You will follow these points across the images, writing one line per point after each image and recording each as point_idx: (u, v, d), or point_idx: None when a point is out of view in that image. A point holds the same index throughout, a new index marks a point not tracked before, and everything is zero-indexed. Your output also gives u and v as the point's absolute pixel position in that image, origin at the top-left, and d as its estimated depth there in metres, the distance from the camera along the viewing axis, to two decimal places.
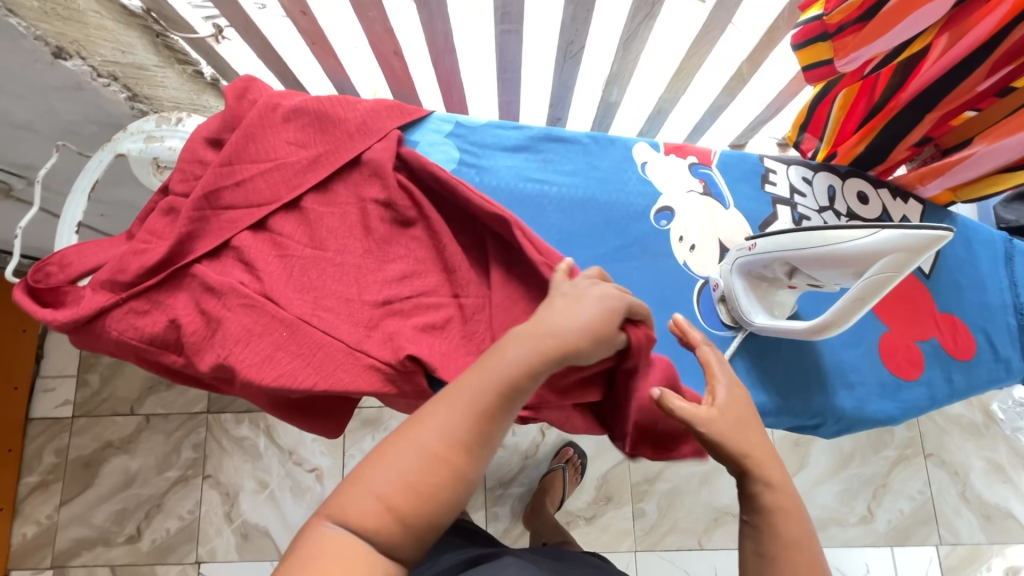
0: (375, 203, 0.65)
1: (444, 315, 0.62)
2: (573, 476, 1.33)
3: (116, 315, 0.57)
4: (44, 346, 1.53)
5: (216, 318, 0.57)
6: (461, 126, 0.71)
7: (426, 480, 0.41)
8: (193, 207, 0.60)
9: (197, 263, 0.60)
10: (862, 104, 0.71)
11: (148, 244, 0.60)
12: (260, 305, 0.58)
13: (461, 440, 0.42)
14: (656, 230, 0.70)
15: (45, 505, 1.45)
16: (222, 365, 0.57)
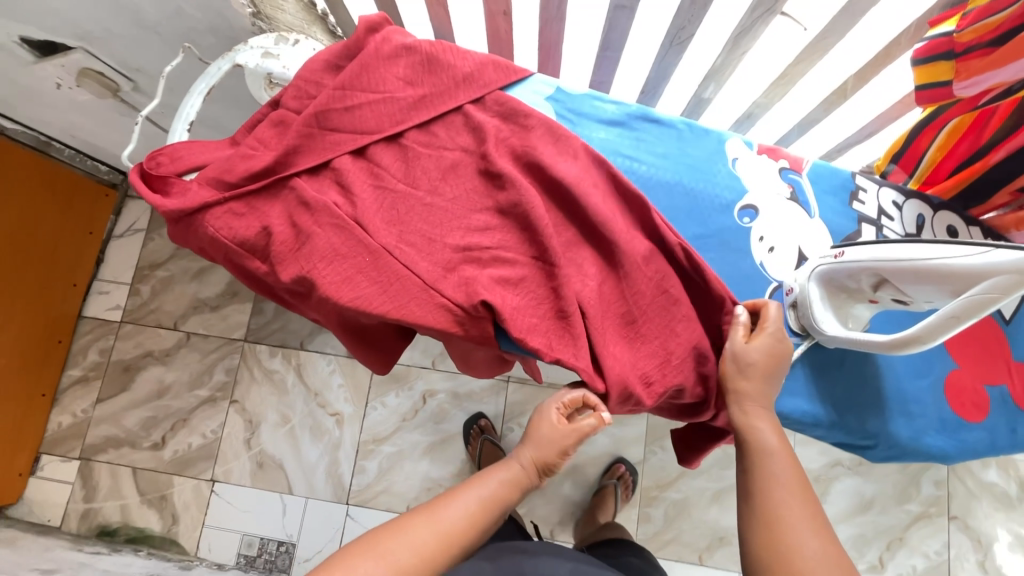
0: (469, 151, 0.66)
1: (519, 272, 0.62)
2: (623, 492, 1.35)
3: (216, 213, 0.61)
4: (105, 250, 1.61)
5: (307, 232, 0.60)
6: (562, 93, 0.71)
7: (425, 558, 0.59)
8: (304, 122, 0.63)
9: (296, 178, 0.63)
10: (966, 142, 0.70)
11: (255, 151, 0.64)
12: (346, 228, 0.60)
13: (450, 535, 0.61)
14: (737, 226, 0.69)
15: (83, 399, 1.53)
16: (303, 278, 0.60)
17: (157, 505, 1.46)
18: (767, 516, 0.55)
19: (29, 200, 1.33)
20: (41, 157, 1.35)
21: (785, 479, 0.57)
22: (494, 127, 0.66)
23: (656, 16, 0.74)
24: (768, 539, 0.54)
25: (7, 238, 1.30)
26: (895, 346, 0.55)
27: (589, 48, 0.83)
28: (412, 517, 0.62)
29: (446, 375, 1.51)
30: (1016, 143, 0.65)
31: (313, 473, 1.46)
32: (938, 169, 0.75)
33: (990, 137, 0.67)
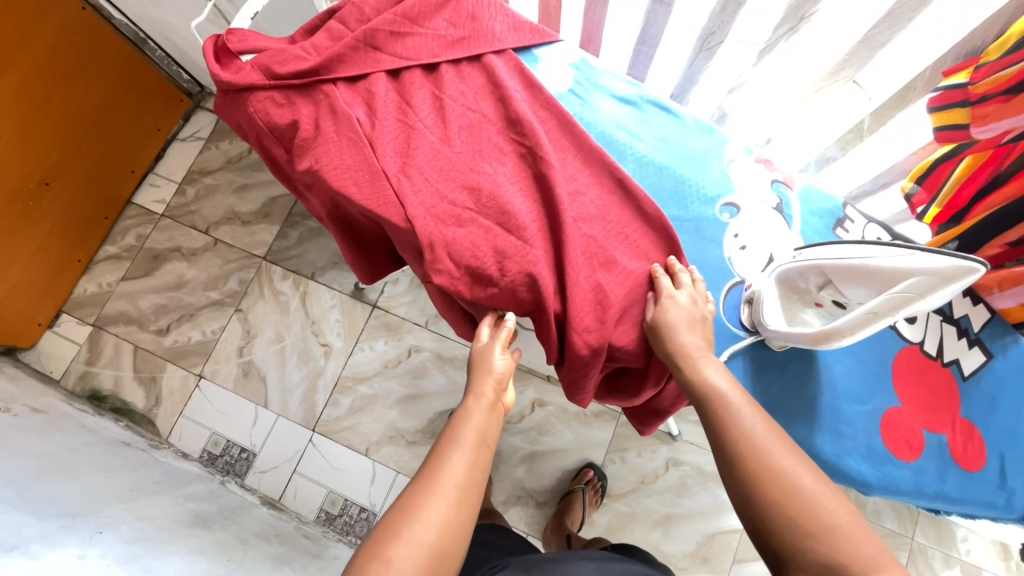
0: (489, 95, 0.71)
1: (499, 221, 0.66)
2: (591, 499, 1.35)
3: (259, 96, 0.68)
4: (167, 149, 1.75)
5: (324, 135, 0.67)
6: (584, 64, 0.77)
7: (453, 522, 0.54)
8: (354, 38, 0.69)
9: (333, 84, 0.68)
10: (986, 172, 0.68)
11: (307, 54, 0.69)
12: (362, 142, 0.66)
13: (463, 489, 0.57)
14: (715, 219, 0.72)
15: (111, 274, 1.66)
16: (311, 173, 0.67)
17: (145, 385, 1.57)
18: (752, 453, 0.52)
19: (114, 85, 1.49)
20: (134, 50, 1.51)
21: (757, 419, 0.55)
22: (524, 82, 0.73)
23: (690, 19, 0.79)
24: (765, 486, 0.50)
25: (87, 111, 1.45)
26: (822, 337, 0.59)
27: (626, 40, 0.89)
28: (419, 485, 0.56)
29: (436, 336, 1.56)
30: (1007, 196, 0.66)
31: (290, 394, 1.54)
32: (958, 197, 0.73)
33: (1007, 167, 0.65)
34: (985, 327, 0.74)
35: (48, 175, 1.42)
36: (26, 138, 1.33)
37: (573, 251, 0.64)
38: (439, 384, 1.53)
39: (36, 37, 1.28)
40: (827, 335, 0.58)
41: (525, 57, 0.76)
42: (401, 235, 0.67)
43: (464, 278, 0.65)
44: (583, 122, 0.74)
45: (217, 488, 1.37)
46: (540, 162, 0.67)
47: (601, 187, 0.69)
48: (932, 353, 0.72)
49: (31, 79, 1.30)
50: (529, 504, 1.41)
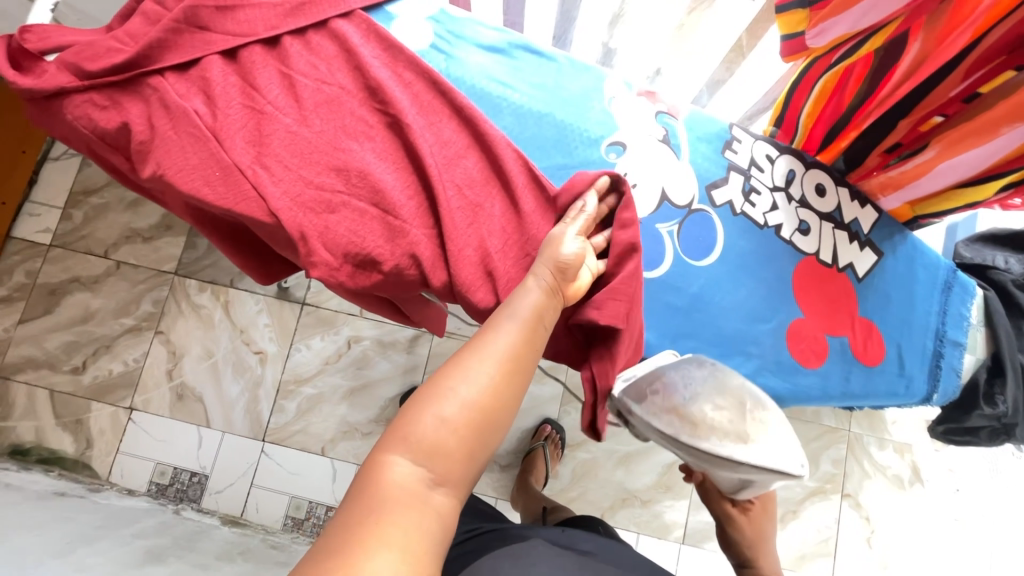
0: (345, 63, 0.65)
1: (372, 202, 0.62)
2: (553, 453, 1.37)
3: (75, 101, 0.59)
4: (39, 172, 1.58)
5: (161, 135, 0.60)
6: (444, 15, 0.71)
7: (482, 402, 0.46)
8: (172, 18, 0.61)
9: (160, 75, 0.60)
10: (832, 107, 0.71)
11: (123, 45, 0.60)
12: (203, 137, 0.60)
13: (489, 386, 0.47)
14: (603, 160, 0.70)
15: (5, 319, 1.52)
16: (157, 178, 0.60)
17: (72, 428, 1.46)
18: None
19: None
20: None
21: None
22: (380, 42, 0.67)
23: None
24: None
25: None
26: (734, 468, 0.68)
27: None
28: (440, 382, 0.47)
29: (373, 323, 1.51)
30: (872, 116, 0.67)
31: (232, 408, 1.47)
32: (813, 136, 0.76)
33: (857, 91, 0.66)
34: (874, 227, 0.76)
35: None
36: None
37: (454, 222, 0.62)
38: (385, 371, 1.49)
39: None
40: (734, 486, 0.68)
41: (378, 15, 0.69)
42: (273, 234, 0.63)
43: (345, 266, 0.61)
44: (452, 78, 0.69)
45: (171, 519, 1.31)
46: (409, 130, 0.63)
47: (478, 149, 0.66)
48: (828, 261, 0.74)
49: None
50: (494, 470, 1.42)
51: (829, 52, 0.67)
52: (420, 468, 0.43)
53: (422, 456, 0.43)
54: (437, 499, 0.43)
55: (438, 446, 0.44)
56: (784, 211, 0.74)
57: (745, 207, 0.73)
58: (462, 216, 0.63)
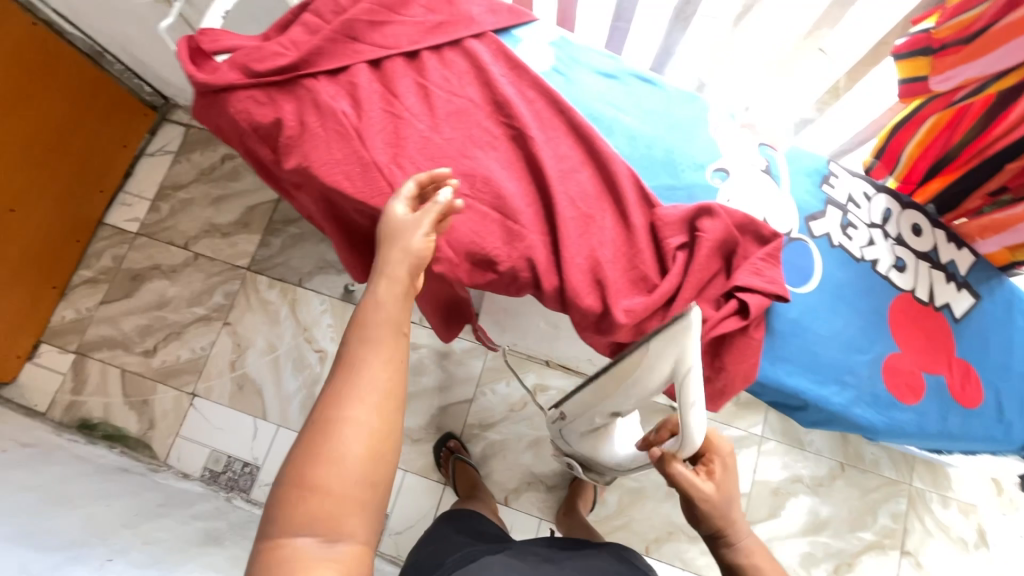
0: (475, 79, 0.71)
1: (493, 207, 0.66)
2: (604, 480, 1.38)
3: (239, 96, 0.66)
4: (136, 166, 1.72)
5: (310, 132, 0.65)
6: (564, 42, 0.77)
7: (372, 446, 0.47)
8: (331, 30, 0.67)
9: (314, 78, 0.67)
10: (942, 140, 0.73)
11: (284, 50, 0.67)
12: (349, 135, 0.65)
13: (376, 432, 0.47)
14: (708, 185, 0.73)
15: (88, 299, 1.61)
16: (301, 170, 0.66)
17: (137, 408, 1.52)
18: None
19: (69, 101, 1.46)
20: (93, 66, 1.50)
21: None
22: (508, 62, 0.73)
23: None
24: None
25: (48, 132, 1.43)
26: (704, 478, 0.60)
27: (602, 17, 0.89)
28: (304, 450, 0.46)
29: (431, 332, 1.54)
30: (982, 154, 0.69)
31: (289, 403, 1.51)
32: (913, 169, 0.79)
33: (966, 131, 0.69)
34: (970, 270, 0.77)
35: (13, 202, 1.40)
36: None
37: (569, 232, 0.66)
38: (439, 380, 1.50)
39: None
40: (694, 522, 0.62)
41: (505, 38, 0.75)
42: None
43: (465, 263, 0.66)
44: (570, 99, 0.74)
45: (223, 506, 1.34)
46: (533, 144, 0.68)
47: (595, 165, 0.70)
48: (924, 299, 0.74)
49: None
50: (541, 489, 1.43)
51: (946, 94, 0.71)
52: (319, 543, 0.44)
53: (317, 530, 0.44)
54: (353, 558, 0.44)
55: (335, 516, 0.44)
56: (881, 247, 0.75)
57: (842, 239, 0.75)
58: (576, 227, 0.67)
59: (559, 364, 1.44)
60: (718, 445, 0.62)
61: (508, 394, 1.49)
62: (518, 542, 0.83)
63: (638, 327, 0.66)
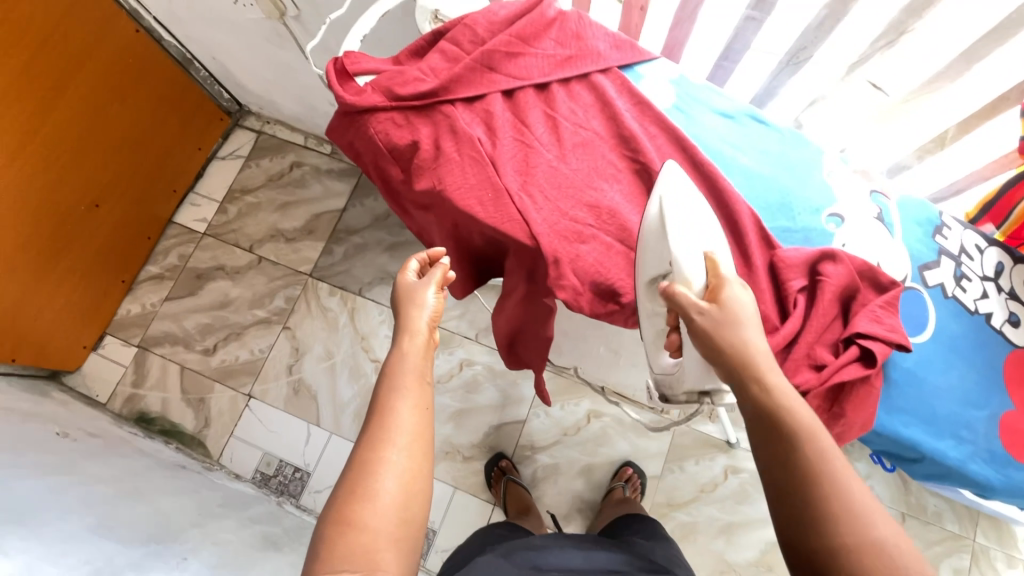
0: (601, 112, 0.73)
1: (619, 240, 0.67)
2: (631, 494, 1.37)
3: (380, 117, 0.69)
4: (207, 168, 1.76)
5: (446, 156, 0.67)
6: (683, 81, 0.79)
7: (409, 483, 0.53)
8: (471, 60, 0.70)
9: (452, 104, 0.69)
10: None
11: (425, 76, 0.69)
12: (482, 161, 0.67)
13: (410, 472, 0.53)
14: (823, 229, 0.74)
15: (154, 294, 1.65)
16: (433, 191, 0.68)
17: (194, 406, 1.54)
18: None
19: (154, 103, 1.51)
20: (180, 70, 1.55)
21: (891, 523, 0.48)
22: (631, 98, 0.75)
23: (780, 36, 0.82)
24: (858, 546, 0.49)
25: (133, 132, 1.49)
26: (703, 298, 0.56)
27: (709, 56, 0.91)
28: (345, 492, 0.52)
29: (488, 350, 1.55)
30: None
31: (343, 410, 1.52)
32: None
33: None
34: None
35: (98, 198, 1.46)
36: (78, 167, 1.38)
37: None
38: (492, 398, 1.51)
39: (89, 64, 1.32)
40: (711, 359, 0.56)
41: (628, 74, 0.77)
42: (524, 253, 0.69)
43: (588, 293, 0.67)
44: (691, 136, 0.76)
45: (275, 509, 1.35)
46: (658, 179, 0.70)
47: (717, 203, 0.71)
48: None
49: (82, 103, 1.34)
50: (590, 517, 1.42)
51: None
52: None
53: (358, 566, 0.49)
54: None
55: (373, 549, 0.49)
56: (994, 300, 0.75)
57: (956, 291, 0.74)
58: None
59: (616, 391, 1.44)
60: (717, 267, 0.57)
61: (562, 418, 1.49)
62: (552, 547, 0.85)
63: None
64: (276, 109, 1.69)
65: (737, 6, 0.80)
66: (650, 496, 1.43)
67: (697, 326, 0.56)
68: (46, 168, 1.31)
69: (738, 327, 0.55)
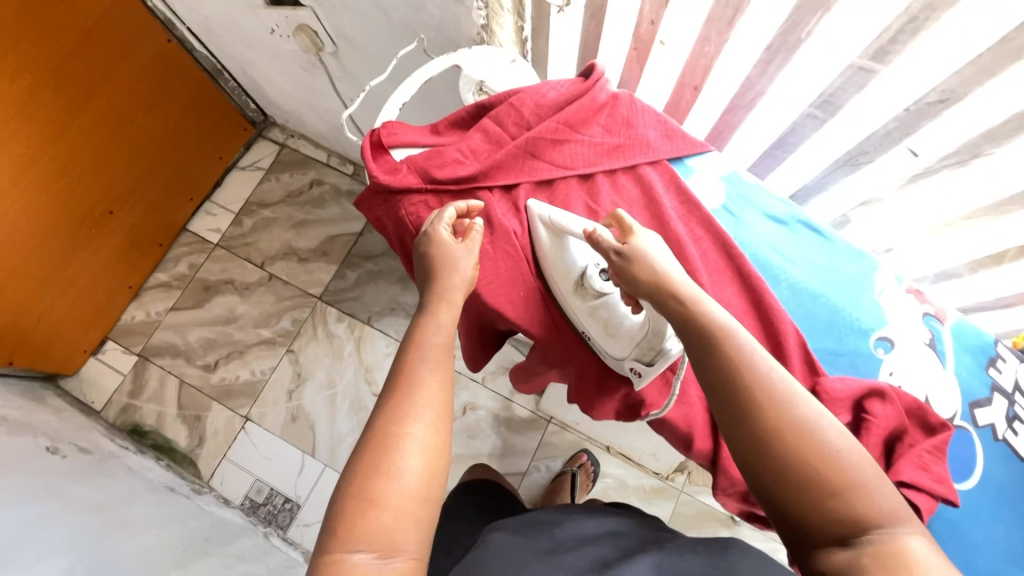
0: (646, 208, 0.69)
1: None
2: (583, 481, 1.37)
3: (413, 200, 0.65)
4: (226, 177, 1.74)
5: (479, 248, 0.64)
6: (735, 178, 0.74)
7: (432, 461, 0.48)
8: (515, 145, 0.67)
9: (490, 192, 0.66)
10: None
11: (464, 158, 0.66)
12: (518, 254, 0.64)
13: (432, 448, 0.49)
14: (871, 354, 0.69)
15: (160, 303, 1.62)
16: None
17: (189, 423, 1.51)
18: (840, 480, 0.43)
19: (180, 110, 1.48)
20: (209, 80, 1.52)
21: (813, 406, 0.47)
22: (679, 194, 0.70)
23: (842, 137, 0.77)
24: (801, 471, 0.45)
25: (156, 138, 1.47)
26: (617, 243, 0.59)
27: (760, 143, 0.87)
28: (362, 469, 0.47)
29: (493, 395, 1.51)
30: None
31: (339, 444, 1.48)
32: None
33: None
34: None
35: (113, 205, 1.44)
36: (97, 173, 1.36)
37: None
38: (494, 446, 1.47)
39: (118, 71, 1.30)
40: (634, 292, 0.58)
41: (678, 167, 0.73)
42: (554, 348, 0.67)
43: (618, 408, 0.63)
44: (738, 241, 0.71)
45: (262, 543, 1.31)
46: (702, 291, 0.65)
47: (761, 321, 0.67)
48: None
49: (108, 109, 1.31)
50: None
51: None
52: (376, 558, 0.44)
53: (374, 545, 0.44)
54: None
55: (394, 530, 0.45)
56: None
57: (1008, 433, 0.69)
58: None
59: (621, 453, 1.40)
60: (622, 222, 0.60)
61: None
62: (558, 522, 0.77)
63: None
64: (302, 125, 1.66)
65: (798, 102, 0.76)
66: None
67: (614, 265, 0.58)
68: (64, 176, 1.29)
69: (650, 260, 0.57)
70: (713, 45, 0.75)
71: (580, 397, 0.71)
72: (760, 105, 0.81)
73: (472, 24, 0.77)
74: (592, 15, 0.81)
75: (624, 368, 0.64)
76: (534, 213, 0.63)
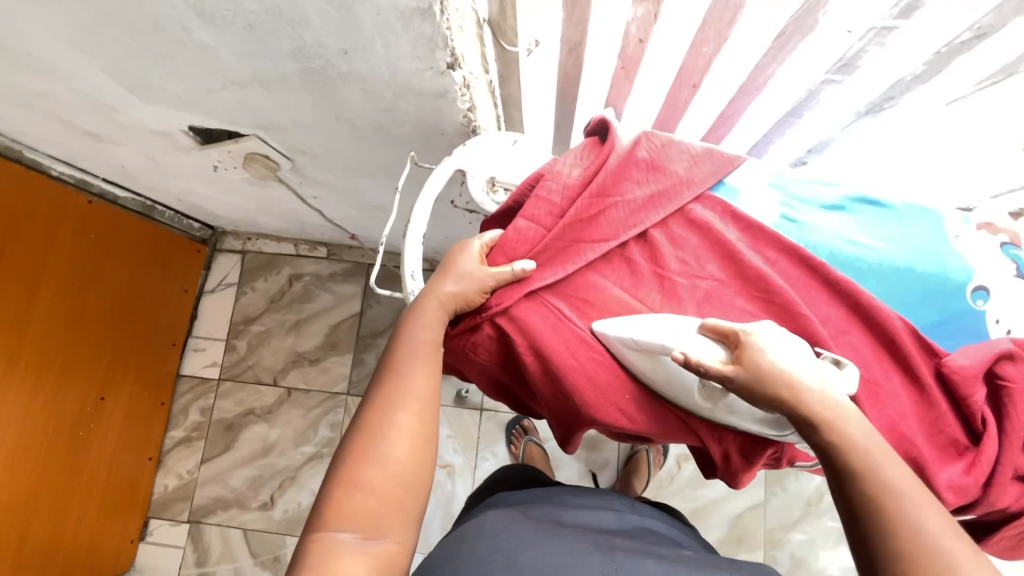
0: (709, 251, 0.65)
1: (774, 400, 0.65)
2: (656, 458, 1.41)
3: (479, 335, 0.65)
4: (199, 307, 1.61)
5: (559, 368, 0.61)
6: (781, 179, 0.71)
7: (417, 446, 0.54)
8: (559, 243, 0.64)
9: (550, 301, 0.63)
10: None
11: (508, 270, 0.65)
12: (606, 358, 0.62)
13: (415, 436, 0.55)
14: (971, 310, 0.66)
15: (187, 461, 1.52)
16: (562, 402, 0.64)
17: (271, 567, 1.43)
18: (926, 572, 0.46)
19: (131, 261, 1.35)
20: (146, 220, 1.38)
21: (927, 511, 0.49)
22: (738, 222, 0.66)
23: (860, 92, 0.73)
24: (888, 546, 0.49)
25: (117, 300, 1.33)
26: (727, 364, 0.56)
27: (770, 118, 0.82)
28: (350, 455, 0.53)
29: None
30: None
31: (429, 526, 1.45)
32: None
33: None
34: None
35: (103, 389, 1.32)
36: (73, 366, 1.23)
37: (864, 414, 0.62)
38: (578, 470, 1.46)
39: (53, 252, 1.16)
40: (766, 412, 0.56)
41: (721, 190, 0.68)
42: (673, 435, 0.65)
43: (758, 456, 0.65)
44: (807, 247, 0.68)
45: None
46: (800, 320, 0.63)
47: (862, 324, 0.64)
48: None
49: (57, 295, 1.18)
50: None
51: None
52: (358, 539, 0.49)
53: (357, 527, 0.50)
54: (393, 556, 0.50)
55: (373, 512, 0.50)
56: None
57: None
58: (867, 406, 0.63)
59: None
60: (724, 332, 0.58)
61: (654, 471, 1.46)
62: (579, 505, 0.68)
63: (962, 496, 0.61)
64: (257, 227, 1.54)
65: (814, 73, 0.70)
66: (761, 525, 1.41)
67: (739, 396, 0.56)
68: (39, 385, 1.15)
69: (771, 380, 0.54)
70: (712, 44, 0.69)
71: (717, 469, 0.69)
72: (767, 88, 0.75)
73: (457, 110, 0.70)
74: (570, 50, 0.72)
75: (770, 432, 0.62)
76: (609, 338, 0.61)
